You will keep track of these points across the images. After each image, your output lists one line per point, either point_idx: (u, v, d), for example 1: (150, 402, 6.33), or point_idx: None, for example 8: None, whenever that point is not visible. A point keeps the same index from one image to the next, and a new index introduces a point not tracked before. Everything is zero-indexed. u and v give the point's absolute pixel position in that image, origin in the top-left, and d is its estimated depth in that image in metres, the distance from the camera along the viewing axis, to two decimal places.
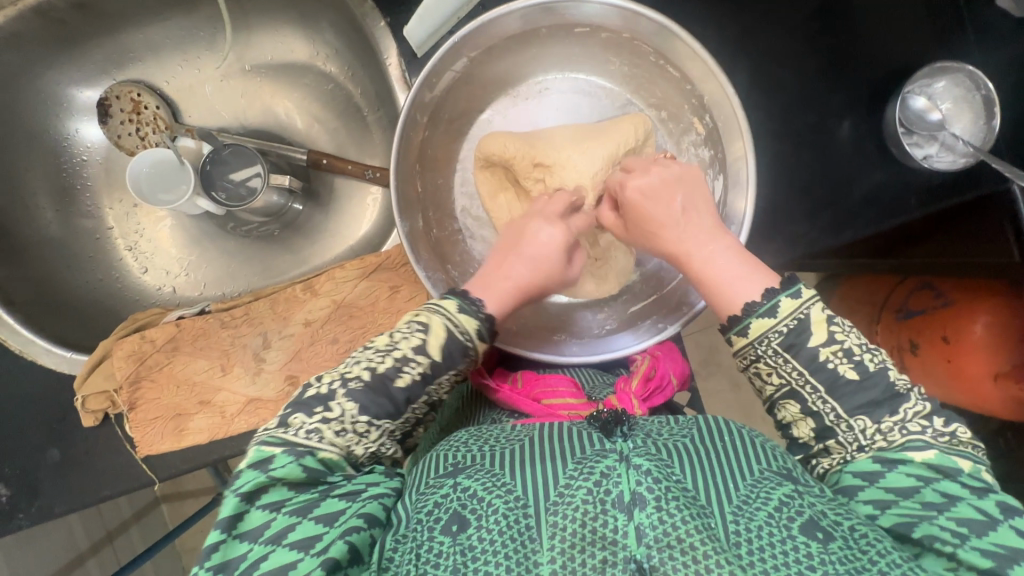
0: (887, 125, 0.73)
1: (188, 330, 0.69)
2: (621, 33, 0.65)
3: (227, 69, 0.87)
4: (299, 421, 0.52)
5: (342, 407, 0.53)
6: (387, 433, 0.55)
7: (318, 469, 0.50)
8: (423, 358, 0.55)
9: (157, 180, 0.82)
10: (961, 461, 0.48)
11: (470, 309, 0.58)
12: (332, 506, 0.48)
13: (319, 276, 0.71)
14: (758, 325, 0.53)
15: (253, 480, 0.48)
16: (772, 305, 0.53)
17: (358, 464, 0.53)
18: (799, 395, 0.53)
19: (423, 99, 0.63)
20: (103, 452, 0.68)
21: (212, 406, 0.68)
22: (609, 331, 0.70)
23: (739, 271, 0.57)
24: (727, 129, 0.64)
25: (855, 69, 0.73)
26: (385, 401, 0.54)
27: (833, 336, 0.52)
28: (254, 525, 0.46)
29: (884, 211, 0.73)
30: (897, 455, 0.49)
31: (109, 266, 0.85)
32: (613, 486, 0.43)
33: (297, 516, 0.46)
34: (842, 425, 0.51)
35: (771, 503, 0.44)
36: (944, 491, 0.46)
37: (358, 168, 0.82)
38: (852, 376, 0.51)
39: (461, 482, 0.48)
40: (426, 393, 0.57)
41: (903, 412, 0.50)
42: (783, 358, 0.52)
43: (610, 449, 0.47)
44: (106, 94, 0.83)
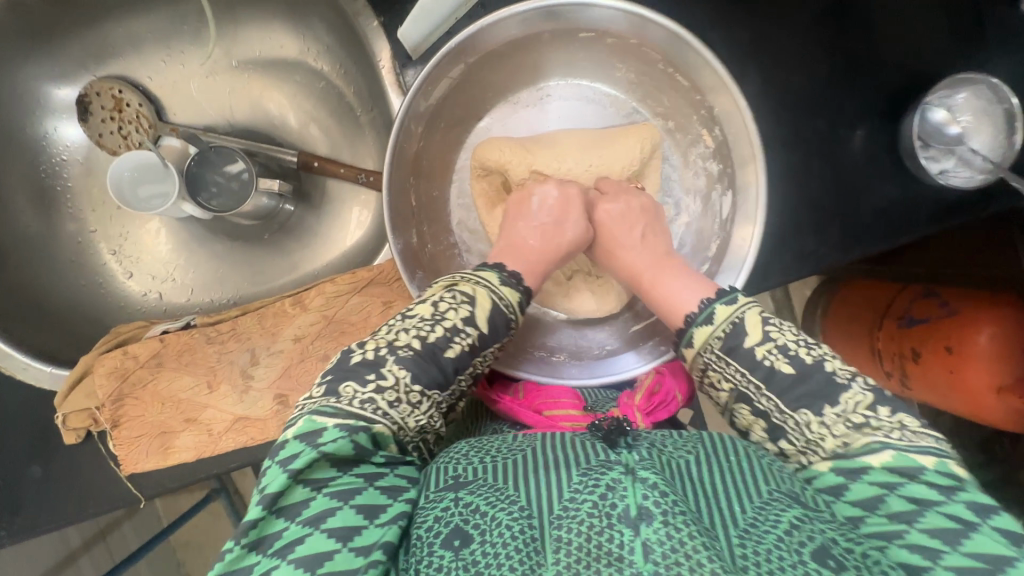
0: (903, 139, 0.69)
1: (173, 345, 0.66)
2: (629, 39, 0.61)
3: (213, 65, 0.83)
4: (352, 391, 0.50)
5: (395, 376, 0.51)
6: (434, 404, 0.54)
7: (366, 451, 0.47)
8: (470, 330, 0.56)
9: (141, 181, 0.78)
10: (922, 458, 0.46)
11: (511, 282, 0.61)
12: (373, 497, 0.45)
13: (309, 290, 0.68)
14: (700, 333, 0.57)
15: (302, 455, 0.45)
16: (708, 313, 0.57)
17: (404, 440, 0.52)
18: (748, 397, 0.54)
19: (418, 108, 0.60)
20: (86, 471, 0.66)
21: (198, 424, 0.66)
22: (609, 351, 0.68)
23: (688, 282, 0.60)
24: (736, 145, 0.61)
25: (872, 78, 0.70)
26: (433, 371, 0.54)
27: (768, 335, 0.54)
28: (298, 501, 0.44)
29: (895, 227, 0.71)
30: (855, 462, 0.48)
31: (93, 271, 0.82)
32: (620, 499, 0.41)
33: (338, 500, 0.44)
34: (790, 423, 0.52)
35: (782, 526, 0.41)
36: (912, 496, 0.45)
37: (351, 172, 0.79)
38: (789, 371, 0.52)
39: (462, 497, 0.45)
40: (471, 365, 0.57)
41: (842, 403, 0.50)
42: (726, 362, 0.55)
43: (614, 461, 0.45)
44: (86, 91, 0.79)
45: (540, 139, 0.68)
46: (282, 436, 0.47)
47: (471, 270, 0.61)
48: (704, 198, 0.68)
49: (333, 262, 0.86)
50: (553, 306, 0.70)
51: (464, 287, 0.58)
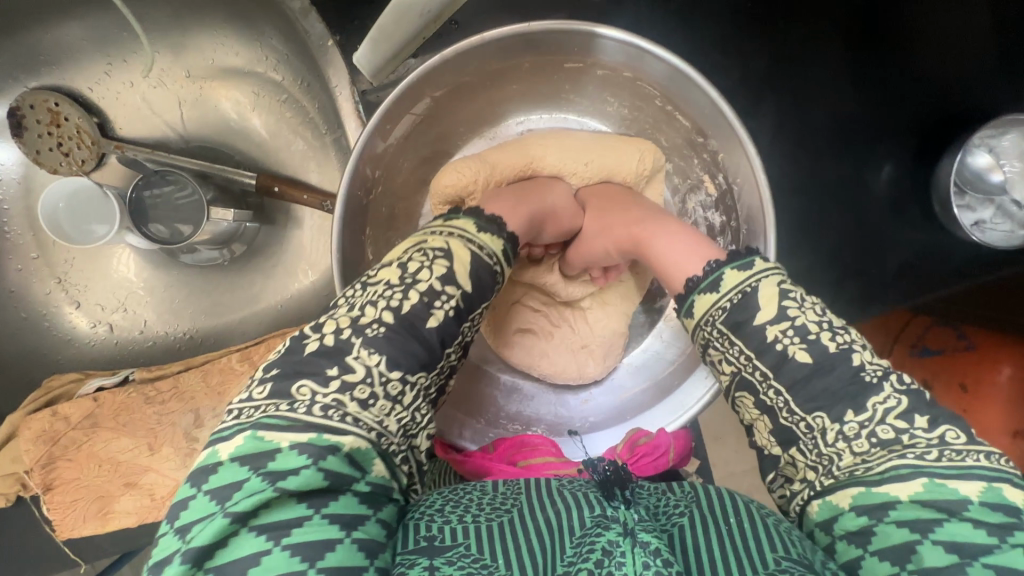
0: (937, 186, 0.61)
1: (108, 404, 0.60)
2: (622, 71, 0.53)
3: (160, 75, 0.74)
4: (307, 394, 0.38)
5: (364, 364, 0.40)
6: (420, 393, 0.43)
7: (342, 481, 0.36)
8: (451, 291, 0.45)
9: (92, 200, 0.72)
10: (967, 486, 0.35)
11: (490, 228, 0.49)
12: (348, 557, 0.33)
13: (259, 346, 0.62)
14: (701, 301, 0.46)
15: (253, 489, 0.33)
16: (714, 278, 0.45)
17: (389, 449, 0.40)
18: (751, 385, 0.44)
19: (375, 150, 0.51)
20: (23, 533, 0.61)
21: (139, 489, 0.60)
22: (590, 426, 0.61)
23: (682, 242, 0.50)
24: (743, 198, 0.53)
25: (904, 114, 0.61)
26: (417, 350, 0.43)
27: (785, 313, 0.42)
28: (242, 557, 0.32)
29: (919, 283, 0.63)
30: (882, 494, 0.37)
31: (36, 303, 0.75)
32: (614, 569, 0.33)
33: (302, 562, 0.32)
34: (800, 426, 0.42)
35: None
36: (952, 543, 0.34)
37: (314, 199, 0.70)
38: (805, 360, 0.41)
39: (438, 565, 0.35)
40: (457, 334, 0.46)
41: (870, 409, 0.39)
42: (729, 340, 0.44)
43: (612, 518, 0.37)
44: (18, 103, 0.70)
45: (547, 138, 0.60)
46: (218, 455, 0.35)
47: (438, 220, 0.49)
48: None
49: (299, 293, 0.79)
50: (529, 370, 0.62)
51: (434, 241, 0.47)
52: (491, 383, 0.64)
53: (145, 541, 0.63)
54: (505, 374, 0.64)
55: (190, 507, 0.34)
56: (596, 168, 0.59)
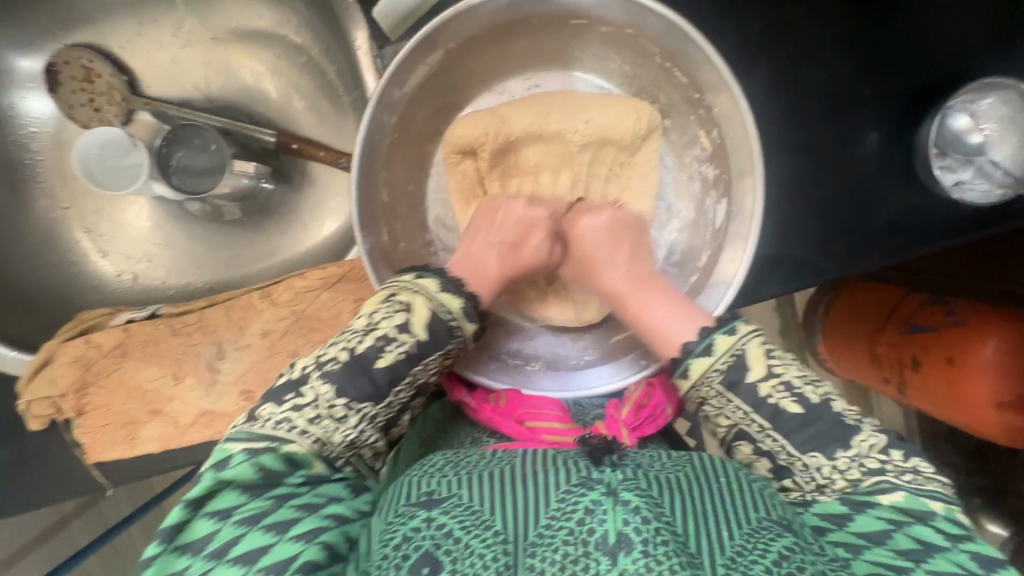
0: (920, 147, 0.65)
1: (138, 334, 0.65)
2: (624, 27, 0.57)
3: (188, 35, 0.78)
4: (270, 412, 0.47)
5: (318, 390, 0.48)
6: (366, 419, 0.50)
7: (274, 473, 0.44)
8: (406, 338, 0.51)
9: (125, 150, 0.75)
10: (932, 502, 0.45)
11: (452, 288, 0.55)
12: (285, 517, 0.43)
13: (278, 284, 0.66)
14: (697, 366, 0.52)
15: (203, 483, 0.43)
16: (706, 344, 0.52)
17: (331, 456, 0.48)
18: (749, 436, 0.52)
19: (392, 97, 0.55)
20: (55, 455, 0.66)
21: (164, 416, 0.64)
22: (588, 361, 0.65)
23: (672, 307, 0.57)
24: (735, 151, 0.56)
25: (888, 80, 0.65)
26: (364, 384, 0.50)
27: (771, 371, 0.51)
28: (198, 537, 0.42)
29: (904, 241, 0.66)
30: (866, 498, 0.46)
31: (64, 250, 0.79)
32: (598, 526, 0.39)
33: (243, 528, 0.42)
34: (797, 464, 0.49)
35: (769, 557, 0.40)
36: (919, 538, 0.43)
37: (330, 154, 0.74)
38: (797, 411, 0.50)
39: (435, 517, 0.42)
40: (409, 376, 0.52)
41: (856, 446, 0.48)
42: (726, 399, 0.52)
43: (596, 480, 0.43)
44: (55, 59, 0.74)
45: (555, 96, 0.64)
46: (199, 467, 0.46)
47: (408, 275, 0.56)
48: (697, 204, 0.64)
49: (314, 247, 0.83)
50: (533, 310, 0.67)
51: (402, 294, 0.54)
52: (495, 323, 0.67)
53: (166, 469, 0.66)
54: (508, 314, 0.68)
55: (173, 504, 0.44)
56: (596, 127, 0.62)
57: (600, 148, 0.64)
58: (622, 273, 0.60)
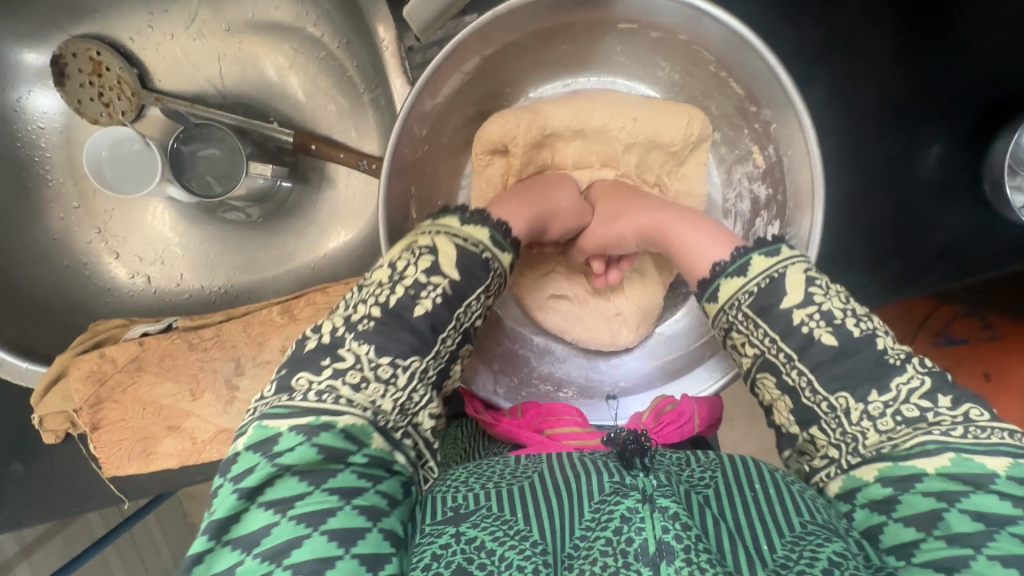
0: (989, 164, 0.60)
1: (152, 349, 0.62)
2: (677, 34, 0.52)
3: (201, 28, 0.74)
4: (305, 382, 0.43)
5: (355, 352, 0.44)
6: (416, 377, 0.46)
7: (338, 455, 0.40)
8: (438, 281, 0.48)
9: (135, 139, 0.72)
10: (993, 461, 0.38)
11: (477, 220, 0.51)
12: (348, 520, 0.38)
13: (299, 298, 0.64)
14: (728, 286, 0.48)
15: (257, 470, 0.38)
16: (742, 265, 0.48)
17: (387, 427, 0.43)
18: (774, 367, 0.47)
19: (424, 108, 0.51)
20: (73, 470, 0.64)
21: (181, 432, 0.62)
22: (622, 390, 0.61)
23: (703, 232, 0.53)
24: (793, 171, 0.52)
25: (959, 92, 0.60)
26: (406, 337, 0.46)
27: (810, 297, 0.46)
28: (254, 530, 0.37)
29: (962, 266, 0.62)
30: (906, 469, 0.39)
31: (77, 252, 0.76)
32: (636, 534, 0.36)
33: (305, 526, 0.37)
34: (822, 406, 0.44)
35: (819, 565, 0.36)
36: (977, 512, 0.36)
37: (351, 158, 0.71)
38: (831, 342, 0.44)
39: (464, 531, 0.39)
40: (453, 321, 0.49)
41: (894, 390, 0.42)
42: (755, 323, 0.47)
43: (630, 486, 0.39)
44: (61, 52, 0.70)
45: (595, 100, 0.59)
46: (233, 448, 0.41)
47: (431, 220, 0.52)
48: (745, 225, 0.60)
49: (331, 251, 0.79)
50: (564, 334, 0.63)
51: (422, 239, 0.50)
52: (523, 345, 0.64)
53: (185, 484, 0.65)
54: (536, 336, 0.65)
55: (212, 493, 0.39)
56: (645, 126, 0.58)
57: (649, 150, 0.60)
58: (653, 205, 0.58)
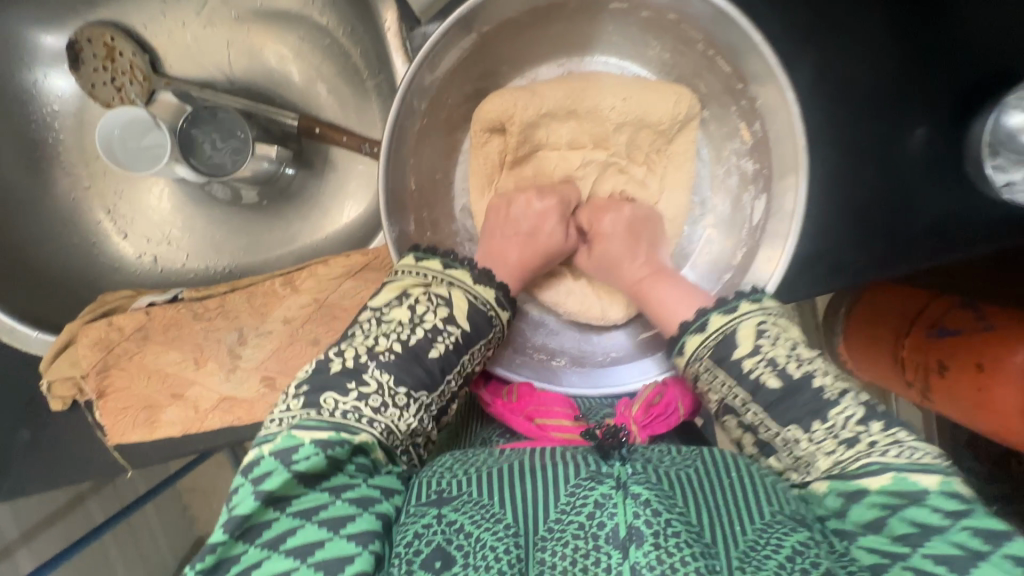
0: (969, 146, 0.62)
1: (159, 318, 0.64)
2: (666, 12, 0.55)
3: (212, 14, 0.77)
4: (332, 402, 0.46)
5: (377, 380, 0.48)
6: (422, 409, 0.50)
7: (339, 462, 0.43)
8: (452, 328, 0.52)
9: (141, 132, 0.74)
10: (926, 479, 0.41)
11: (487, 279, 0.56)
12: (340, 511, 0.41)
13: (301, 270, 0.66)
14: (689, 343, 0.52)
15: (270, 473, 0.41)
16: (702, 322, 0.52)
17: (393, 446, 0.48)
18: (733, 408, 0.50)
19: (424, 82, 0.54)
20: (78, 437, 0.66)
21: (185, 400, 0.63)
22: (613, 359, 0.64)
23: (678, 294, 0.57)
24: (778, 145, 0.54)
25: (943, 70, 0.62)
26: (419, 372, 0.50)
27: (758, 347, 0.49)
28: (260, 521, 0.40)
29: (948, 243, 0.64)
30: (853, 484, 0.42)
31: (86, 230, 0.78)
32: (608, 519, 0.37)
33: (301, 518, 0.40)
34: (778, 441, 0.48)
35: (783, 553, 0.38)
36: (917, 520, 0.40)
37: (353, 140, 0.73)
38: (775, 385, 0.48)
39: (446, 514, 0.41)
40: (460, 364, 0.53)
41: (832, 420, 0.46)
42: (714, 372, 0.51)
43: (605, 474, 0.41)
44: (77, 37, 0.73)
45: (590, 77, 0.62)
46: (258, 450, 0.43)
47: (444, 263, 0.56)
48: (734, 199, 0.62)
49: (333, 233, 0.81)
50: (556, 306, 0.65)
51: (441, 286, 0.54)
52: (520, 318, 0.66)
53: (185, 455, 0.66)
54: (531, 308, 0.66)
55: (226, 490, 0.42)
56: (634, 106, 0.60)
57: (638, 131, 0.63)
58: (640, 262, 0.61)
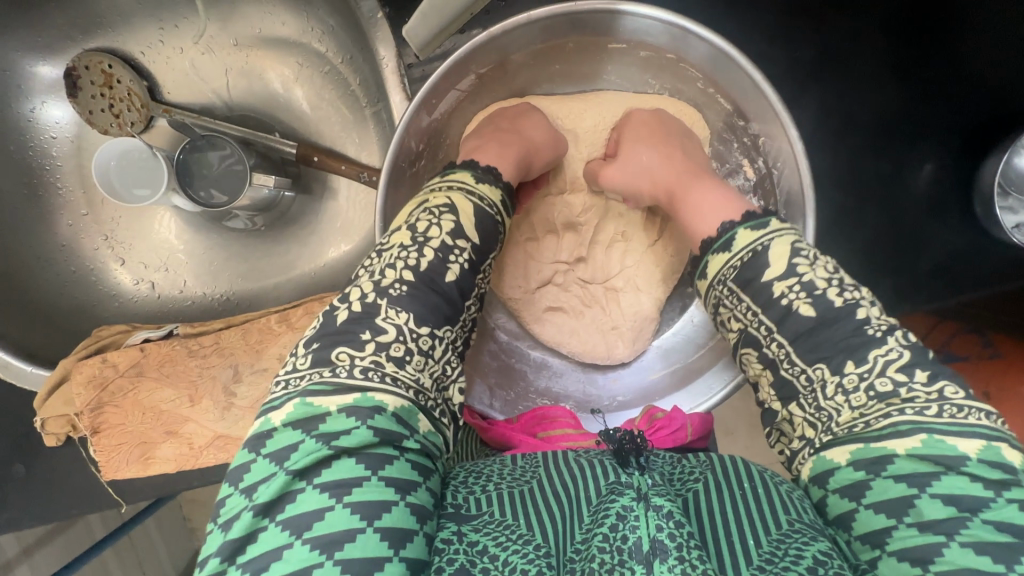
0: (979, 185, 0.61)
1: (154, 355, 0.63)
2: (666, 53, 0.54)
3: (209, 42, 0.76)
4: (347, 358, 0.43)
5: (395, 323, 0.45)
6: (449, 346, 0.48)
7: (391, 437, 0.41)
8: (462, 244, 0.49)
9: (129, 172, 0.74)
10: (966, 443, 0.38)
11: (488, 178, 0.53)
12: (401, 520, 0.37)
13: (298, 307, 0.64)
14: (713, 263, 0.50)
15: (312, 451, 0.39)
16: (727, 240, 0.49)
17: (427, 406, 0.45)
18: (755, 341, 0.48)
19: (420, 122, 0.53)
20: (72, 471, 0.66)
21: (179, 437, 0.63)
22: (620, 404, 0.62)
23: (716, 199, 0.52)
24: (781, 185, 0.53)
25: (956, 109, 0.61)
26: (437, 302, 0.47)
27: (793, 269, 0.46)
28: (303, 513, 0.37)
29: (953, 281, 0.64)
30: (880, 450, 0.40)
31: (83, 258, 0.78)
32: (631, 532, 0.37)
33: (361, 521, 0.36)
34: (800, 378, 0.45)
35: (803, 563, 0.36)
36: (950, 496, 0.37)
37: (351, 170, 0.72)
38: (808, 313, 0.45)
39: (467, 533, 0.40)
40: (475, 287, 0.51)
41: (870, 361, 0.43)
42: (738, 298, 0.48)
43: (625, 485, 0.41)
44: (74, 64, 0.73)
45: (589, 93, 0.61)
46: (268, 422, 0.41)
47: (439, 177, 0.53)
48: None
49: (330, 261, 0.81)
50: (557, 348, 0.63)
51: (437, 198, 0.50)
52: (521, 359, 0.65)
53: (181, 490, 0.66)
54: (533, 347, 0.65)
55: (245, 470, 0.39)
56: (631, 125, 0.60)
57: None
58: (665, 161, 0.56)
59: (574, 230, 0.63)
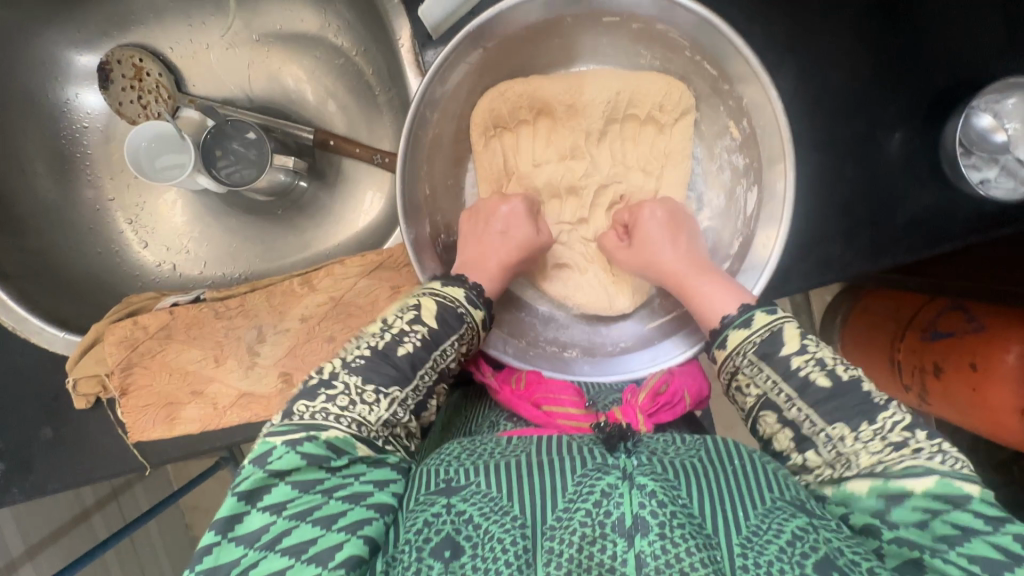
0: (944, 144, 0.67)
1: (181, 317, 0.68)
2: (655, 24, 0.61)
3: (233, 37, 0.82)
4: (304, 407, 0.51)
5: (345, 382, 0.52)
6: (398, 404, 0.53)
7: (317, 459, 0.47)
8: (419, 328, 0.55)
9: (158, 155, 0.79)
10: (969, 485, 0.44)
11: (455, 282, 0.59)
12: (331, 509, 0.46)
13: (318, 270, 0.69)
14: (734, 337, 0.55)
15: (251, 477, 0.46)
16: (745, 319, 0.55)
17: (370, 437, 0.51)
18: (774, 405, 0.52)
19: (436, 90, 0.59)
20: (97, 435, 0.67)
21: (205, 397, 0.66)
22: (622, 348, 0.67)
23: (717, 287, 0.59)
24: (764, 139, 0.59)
25: (914, 77, 0.68)
26: (389, 369, 0.53)
27: (805, 347, 0.53)
28: (252, 530, 0.45)
29: (930, 237, 0.68)
30: (897, 487, 0.45)
31: (109, 240, 0.82)
32: (614, 509, 0.41)
33: (295, 520, 0.45)
34: (820, 436, 0.50)
35: (783, 537, 0.42)
36: (957, 523, 0.43)
37: (366, 152, 0.77)
38: (824, 384, 0.51)
39: (455, 504, 0.45)
40: (430, 361, 0.55)
41: (880, 421, 0.49)
42: (757, 367, 0.53)
43: (611, 466, 0.45)
44: (107, 58, 0.78)
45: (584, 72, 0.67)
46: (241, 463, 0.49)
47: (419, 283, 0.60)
48: (728, 193, 0.67)
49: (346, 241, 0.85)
50: (564, 300, 0.68)
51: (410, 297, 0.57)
52: (529, 312, 0.69)
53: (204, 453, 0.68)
54: (540, 302, 0.70)
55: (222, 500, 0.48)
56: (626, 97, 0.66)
57: (624, 122, 0.69)
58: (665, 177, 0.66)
59: (577, 193, 0.69)
